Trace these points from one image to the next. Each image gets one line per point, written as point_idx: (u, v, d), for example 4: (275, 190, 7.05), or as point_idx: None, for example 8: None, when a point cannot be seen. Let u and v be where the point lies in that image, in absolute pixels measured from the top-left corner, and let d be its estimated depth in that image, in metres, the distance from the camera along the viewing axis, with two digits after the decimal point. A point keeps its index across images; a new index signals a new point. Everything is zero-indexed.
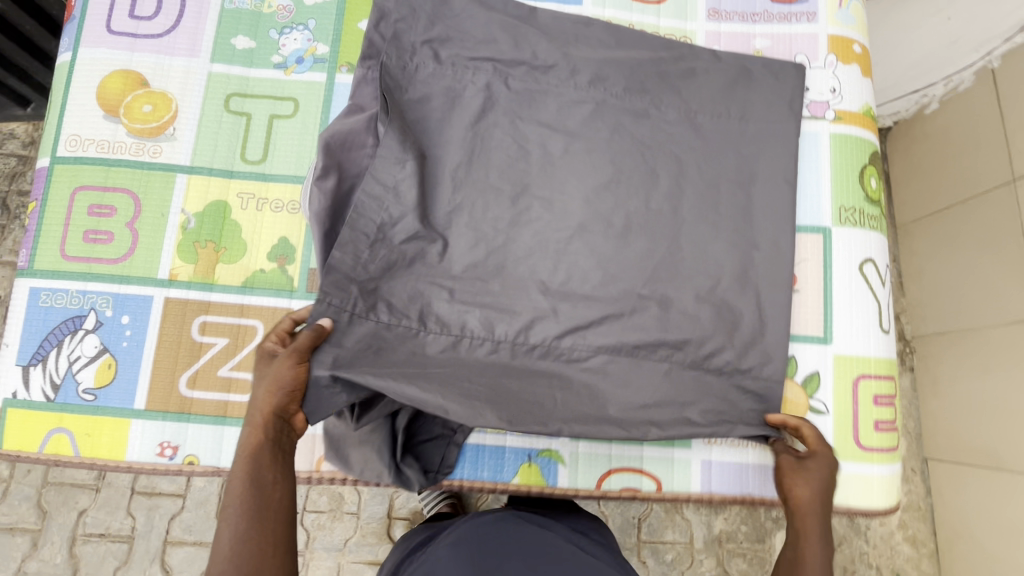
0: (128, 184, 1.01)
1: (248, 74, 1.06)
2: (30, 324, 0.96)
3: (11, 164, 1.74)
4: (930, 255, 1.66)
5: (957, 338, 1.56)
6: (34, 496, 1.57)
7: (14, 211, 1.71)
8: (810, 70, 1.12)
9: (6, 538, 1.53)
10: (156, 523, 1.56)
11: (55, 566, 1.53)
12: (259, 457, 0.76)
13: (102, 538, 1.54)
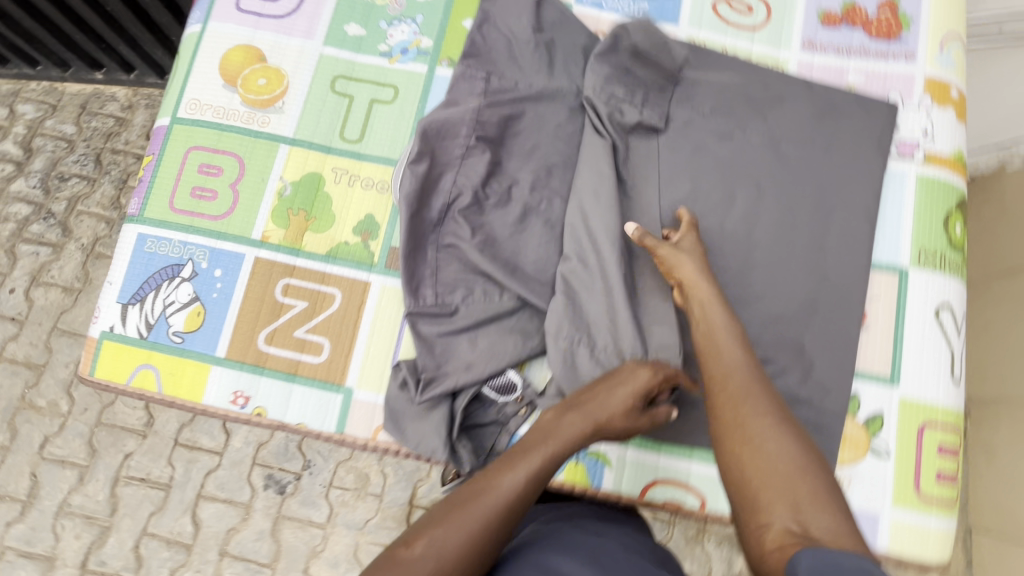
0: (236, 148, 1.08)
1: (355, 59, 1.13)
2: (135, 266, 1.04)
3: (110, 124, 1.91)
4: (992, 316, 1.59)
5: (1014, 405, 1.50)
6: (87, 433, 1.63)
7: (106, 166, 1.86)
8: (903, 109, 1.11)
9: (57, 468, 1.60)
10: (193, 476, 1.60)
11: (97, 502, 1.58)
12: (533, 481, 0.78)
13: (142, 483, 1.59)
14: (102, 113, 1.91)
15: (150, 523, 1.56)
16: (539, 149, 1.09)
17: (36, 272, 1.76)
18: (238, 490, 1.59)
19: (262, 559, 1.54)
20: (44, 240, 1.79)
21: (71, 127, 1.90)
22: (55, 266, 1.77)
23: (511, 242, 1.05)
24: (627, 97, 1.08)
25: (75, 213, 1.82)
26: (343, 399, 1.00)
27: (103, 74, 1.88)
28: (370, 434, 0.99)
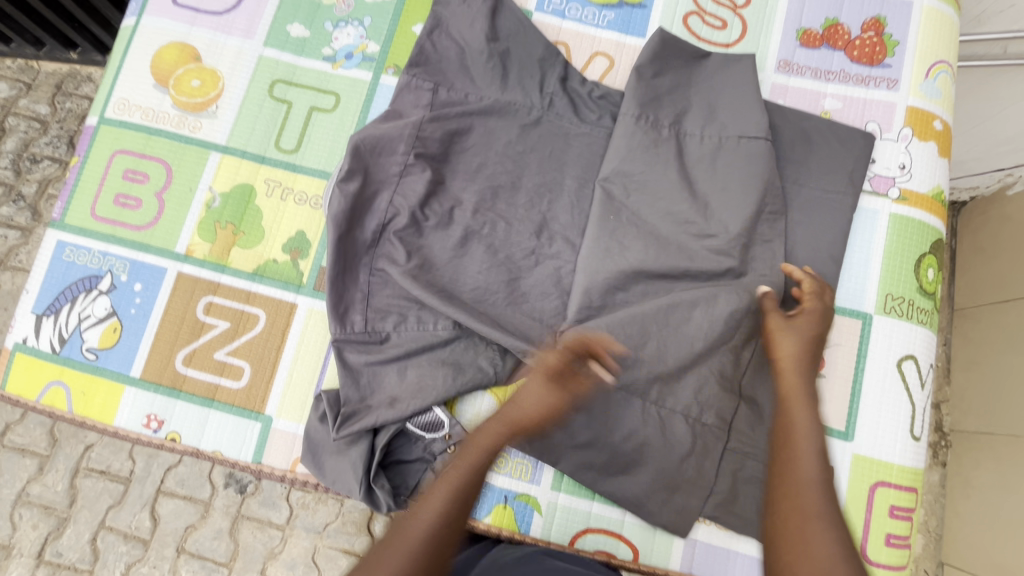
0: (164, 154, 1.02)
1: (297, 62, 1.06)
2: (52, 275, 0.99)
3: (84, 105, 1.84)
4: (981, 342, 1.53)
5: (1000, 443, 1.42)
6: (48, 422, 1.59)
7: None
8: (880, 141, 1.03)
9: (17, 457, 1.54)
10: (155, 470, 1.54)
11: (56, 493, 1.53)
12: (459, 500, 0.78)
13: (102, 475, 1.54)
14: (77, 94, 1.84)
15: (108, 517, 1.51)
16: (486, 168, 1.02)
17: (3, 257, 1.71)
18: (199, 487, 1.54)
19: (218, 558, 1.49)
20: (13, 224, 1.73)
21: (45, 108, 1.83)
22: (22, 251, 1.72)
23: (449, 268, 0.98)
24: (601, 136, 1.04)
25: (46, 196, 1.76)
26: (262, 427, 0.94)
27: (77, 54, 1.80)
28: (290, 464, 0.94)
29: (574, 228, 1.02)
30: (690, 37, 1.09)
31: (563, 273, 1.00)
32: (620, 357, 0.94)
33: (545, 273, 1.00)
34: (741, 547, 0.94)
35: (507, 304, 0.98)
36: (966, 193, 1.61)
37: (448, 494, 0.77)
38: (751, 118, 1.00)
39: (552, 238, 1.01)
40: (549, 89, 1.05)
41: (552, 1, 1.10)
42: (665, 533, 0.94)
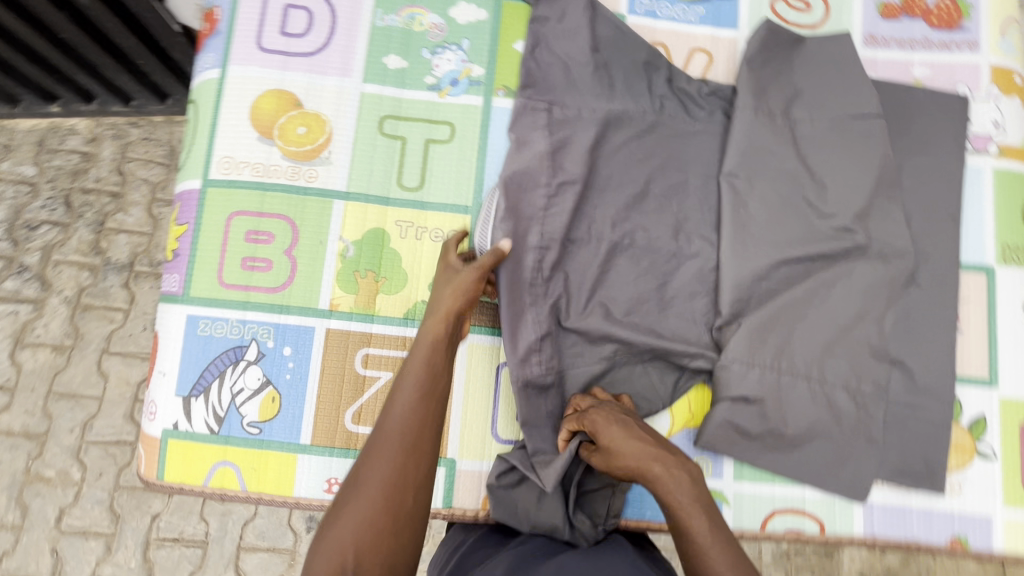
0: (284, 209, 0.98)
1: (401, 95, 1.03)
2: (190, 353, 0.94)
3: (73, 161, 1.68)
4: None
5: None
6: (106, 499, 1.50)
7: (78, 209, 1.64)
8: (973, 101, 1.09)
9: (80, 541, 1.47)
10: (230, 528, 1.49)
11: (129, 570, 1.46)
12: (421, 403, 0.78)
13: (176, 543, 1.47)
14: (63, 149, 1.68)
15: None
16: (613, 179, 1.02)
17: (18, 334, 1.57)
18: (280, 536, 1.50)
19: None
20: (21, 297, 1.59)
21: (31, 169, 1.66)
22: (39, 325, 1.58)
23: (598, 284, 0.99)
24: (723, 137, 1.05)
25: (53, 263, 1.62)
26: (447, 471, 0.94)
27: (59, 106, 1.64)
28: (480, 504, 0.94)
29: (706, 226, 1.04)
30: (779, 22, 1.11)
31: (706, 271, 1.02)
32: (783, 344, 0.97)
33: (688, 275, 1.02)
34: (914, 501, 1.00)
35: (659, 311, 1.00)
36: None
37: (419, 398, 0.78)
38: (858, 97, 1.03)
39: (689, 239, 1.03)
40: (658, 92, 1.05)
41: (643, 3, 1.10)
42: (844, 502, 0.99)
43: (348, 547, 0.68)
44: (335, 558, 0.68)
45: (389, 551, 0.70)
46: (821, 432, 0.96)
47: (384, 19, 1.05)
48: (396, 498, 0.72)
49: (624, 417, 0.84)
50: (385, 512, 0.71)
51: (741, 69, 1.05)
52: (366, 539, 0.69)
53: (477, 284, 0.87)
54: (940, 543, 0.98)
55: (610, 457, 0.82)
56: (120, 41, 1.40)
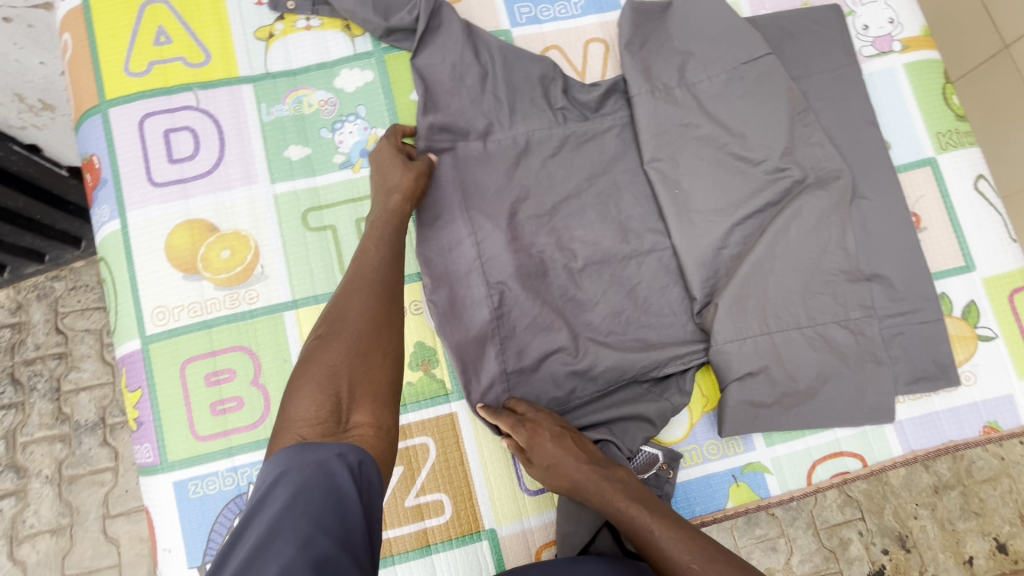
0: (236, 339, 0.92)
1: (315, 184, 0.98)
2: (190, 520, 0.88)
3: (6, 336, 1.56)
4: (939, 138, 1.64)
5: None
6: None
7: (29, 383, 1.53)
8: (863, 7, 1.10)
9: None
10: None
11: None
12: (391, 265, 0.81)
13: None
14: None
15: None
16: (546, 206, 0.99)
17: (11, 531, 1.46)
18: None
19: None
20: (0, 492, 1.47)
21: None
22: (28, 514, 1.47)
23: (568, 308, 0.96)
24: (644, 115, 1.01)
25: (20, 447, 1.50)
26: (490, 543, 0.90)
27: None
28: (533, 561, 0.90)
29: (650, 217, 1.02)
30: None
31: (668, 260, 1.01)
32: (766, 301, 0.96)
33: (652, 270, 1.00)
34: (939, 405, 1.00)
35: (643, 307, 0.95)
36: None
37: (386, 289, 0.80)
38: (747, 39, 1.03)
39: (640, 235, 1.01)
40: (558, 104, 1.02)
41: (523, 13, 1.07)
42: (875, 430, 0.99)
43: (341, 376, 0.68)
44: (330, 387, 0.67)
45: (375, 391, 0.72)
46: (830, 373, 0.96)
47: (272, 112, 0.99)
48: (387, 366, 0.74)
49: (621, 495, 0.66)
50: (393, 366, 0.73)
51: (623, 57, 1.03)
52: (361, 372, 0.69)
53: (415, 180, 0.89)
54: (976, 436, 0.99)
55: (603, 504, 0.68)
56: (11, 203, 1.30)
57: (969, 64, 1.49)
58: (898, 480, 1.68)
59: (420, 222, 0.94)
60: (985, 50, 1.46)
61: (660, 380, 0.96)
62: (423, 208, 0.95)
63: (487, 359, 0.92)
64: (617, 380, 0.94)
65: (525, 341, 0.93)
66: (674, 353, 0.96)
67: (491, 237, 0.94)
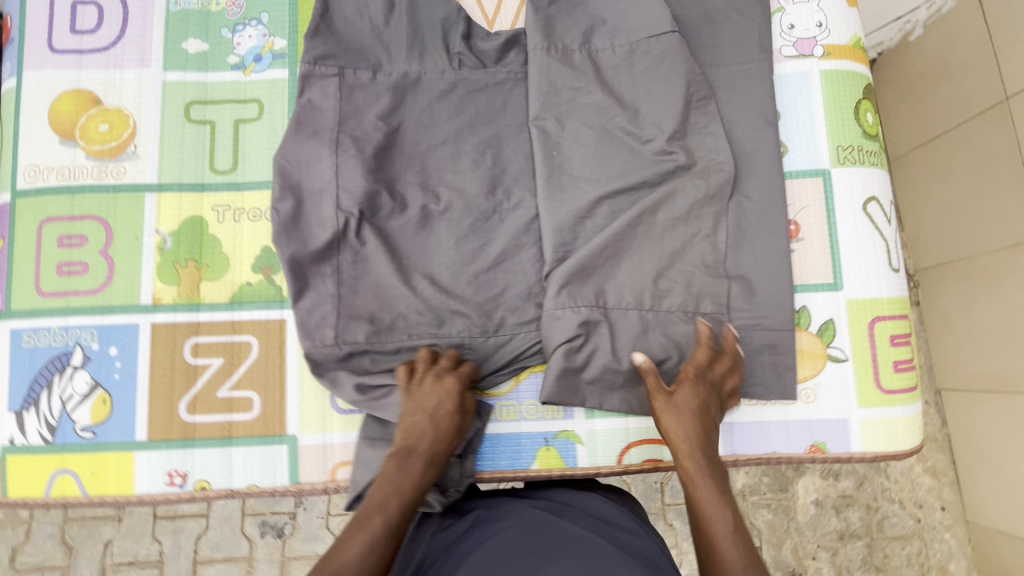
0: (96, 209, 0.96)
1: (205, 79, 1.01)
2: (17, 367, 0.92)
3: None
4: (924, 188, 1.57)
5: (958, 270, 1.49)
6: (57, 533, 1.46)
7: None
8: (793, 5, 1.07)
9: None
10: (184, 544, 1.46)
11: None
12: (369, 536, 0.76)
13: (131, 567, 1.44)
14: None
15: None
16: (422, 144, 1.00)
17: None
18: (235, 546, 1.47)
19: None
20: None
21: None
22: None
23: (418, 245, 0.98)
24: (535, 72, 1.01)
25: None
26: (290, 448, 0.93)
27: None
28: (328, 475, 0.93)
29: (525, 174, 1.02)
30: None
31: (530, 219, 1.01)
32: (612, 275, 0.96)
33: (513, 227, 1.00)
34: (772, 415, 0.99)
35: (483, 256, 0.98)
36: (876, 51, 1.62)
37: (421, 472, 0.84)
38: (656, 15, 1.01)
39: (508, 191, 1.01)
40: (455, 48, 1.02)
41: None
42: None
43: None
44: None
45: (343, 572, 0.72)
46: (661, 359, 0.95)
47: (180, 4, 1.02)
48: (365, 551, 0.75)
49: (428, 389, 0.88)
50: (379, 556, 0.76)
51: (528, 11, 1.02)
52: None
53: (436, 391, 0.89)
54: (800, 453, 0.98)
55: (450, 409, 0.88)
56: None
57: (970, 112, 1.41)
58: (806, 519, 1.53)
59: (288, 132, 0.96)
60: (988, 100, 1.37)
61: (492, 352, 0.96)
62: (296, 120, 0.97)
63: (322, 274, 0.94)
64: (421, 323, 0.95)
65: (364, 267, 0.95)
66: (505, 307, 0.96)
67: (351, 159, 0.95)
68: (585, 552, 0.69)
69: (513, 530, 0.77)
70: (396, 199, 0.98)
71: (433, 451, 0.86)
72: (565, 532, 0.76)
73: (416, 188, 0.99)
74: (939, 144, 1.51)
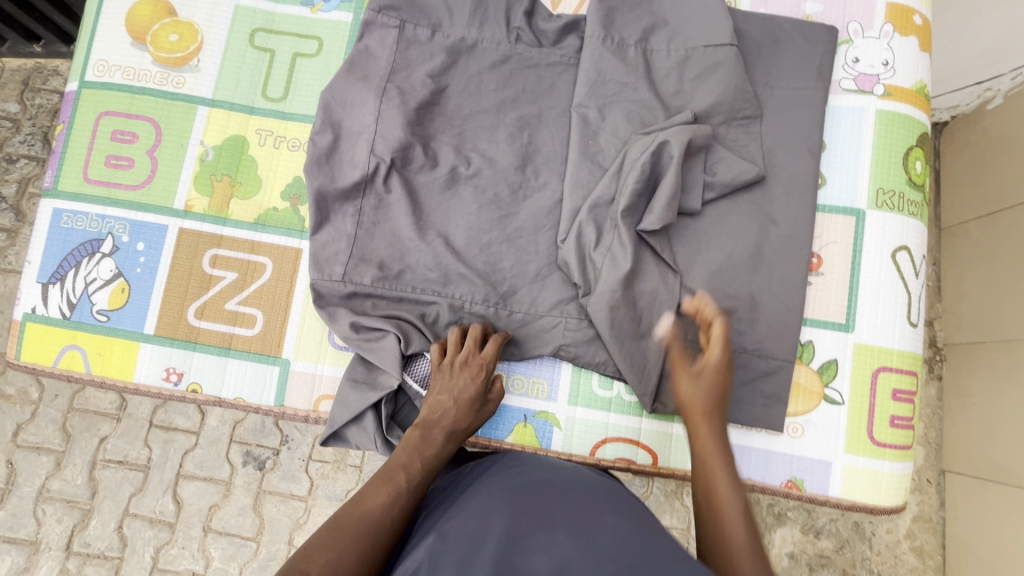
0: (151, 112, 1.01)
1: (275, 10, 1.05)
2: (52, 242, 0.98)
3: (55, 100, 1.69)
4: (972, 262, 1.49)
5: (986, 351, 1.42)
6: (60, 419, 1.54)
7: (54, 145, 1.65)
8: (862, 39, 1.05)
9: (33, 456, 1.51)
10: (171, 456, 1.52)
11: (76, 487, 1.51)
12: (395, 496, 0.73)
13: (120, 464, 1.51)
14: (46, 89, 1.69)
15: (131, 504, 1.50)
16: (464, 110, 1.02)
17: None
18: (218, 468, 1.52)
19: (245, 533, 1.49)
20: None
21: (14, 107, 1.67)
22: (11, 252, 1.61)
23: (440, 205, 1.00)
24: (588, 59, 1.02)
25: (28, 196, 1.64)
26: (281, 371, 0.97)
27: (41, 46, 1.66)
28: (312, 405, 0.97)
29: (557, 157, 1.03)
30: None
31: (554, 203, 1.01)
32: None
33: (535, 207, 1.01)
34: (754, 442, 0.98)
35: (498, 228, 0.99)
36: (947, 114, 1.56)
37: (443, 443, 0.82)
38: (718, 25, 1.01)
39: (537, 171, 1.02)
40: (515, 23, 1.04)
41: None
42: (679, 436, 0.99)
43: None
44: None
45: (367, 522, 0.69)
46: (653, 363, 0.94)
47: None
48: (388, 506, 0.72)
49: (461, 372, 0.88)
50: (402, 513, 0.72)
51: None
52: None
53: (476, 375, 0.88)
54: (775, 485, 0.96)
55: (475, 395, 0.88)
56: None
57: None
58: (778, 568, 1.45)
59: (340, 71, 0.99)
60: None
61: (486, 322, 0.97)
62: (349, 62, 1.00)
63: (344, 213, 0.97)
64: (427, 278, 0.97)
65: (383, 214, 0.98)
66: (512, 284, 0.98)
67: (393, 109, 0.98)
68: (597, 511, 0.62)
69: (504, 477, 0.70)
70: (428, 156, 1.00)
71: (455, 424, 0.85)
72: (562, 480, 0.69)
73: (449, 150, 1.01)
74: (996, 220, 1.43)
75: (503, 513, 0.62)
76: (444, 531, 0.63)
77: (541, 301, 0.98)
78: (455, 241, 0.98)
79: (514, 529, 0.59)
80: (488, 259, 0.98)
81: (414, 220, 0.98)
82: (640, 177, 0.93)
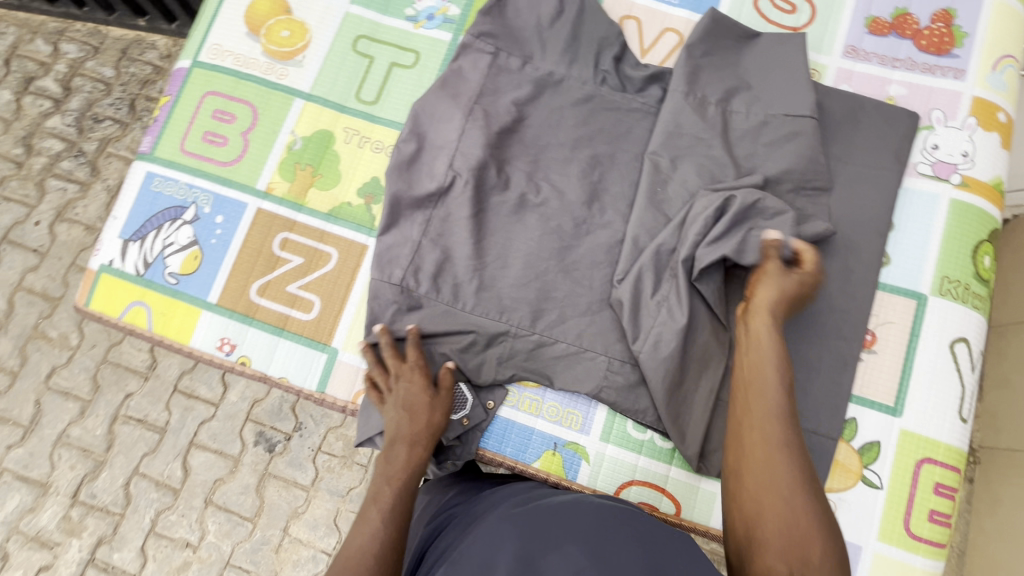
0: (252, 97, 1.08)
1: (380, 21, 1.12)
2: (139, 203, 1.04)
3: (147, 71, 1.81)
4: (1019, 365, 1.44)
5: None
6: (92, 368, 1.60)
7: (140, 112, 1.76)
8: (944, 127, 1.05)
9: (60, 400, 1.57)
10: (188, 423, 1.56)
11: (95, 437, 1.55)
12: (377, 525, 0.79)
13: (140, 423, 1.55)
14: (141, 60, 1.81)
15: (142, 464, 1.53)
16: (541, 140, 1.06)
17: (60, 208, 1.69)
18: (229, 442, 1.55)
19: (245, 512, 1.50)
20: (72, 177, 1.71)
21: (110, 71, 1.80)
22: (79, 205, 1.70)
23: (503, 226, 1.02)
24: (668, 109, 1.04)
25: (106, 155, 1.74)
26: (328, 358, 1.00)
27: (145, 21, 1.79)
28: (351, 397, 0.99)
29: (623, 197, 1.05)
30: (759, 19, 1.13)
31: (614, 242, 1.02)
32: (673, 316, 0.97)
33: (596, 243, 1.02)
34: None
35: (556, 257, 1.01)
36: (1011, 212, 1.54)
37: (406, 456, 0.88)
38: (801, 96, 1.03)
39: (603, 209, 1.04)
40: (603, 66, 1.08)
41: None
42: (707, 492, 0.97)
43: None
44: None
45: (355, 563, 0.74)
46: (693, 413, 0.94)
47: None
48: (370, 544, 0.77)
49: (411, 383, 0.93)
50: (388, 537, 0.78)
51: (680, 54, 1.07)
52: None
53: (415, 382, 0.93)
54: None
55: (427, 401, 0.92)
56: None
57: None
58: None
59: (432, 87, 1.05)
60: None
61: (531, 349, 0.98)
62: (442, 80, 1.06)
63: (413, 219, 1.01)
64: (481, 294, 0.99)
65: (448, 227, 1.01)
66: (562, 316, 0.99)
67: (476, 130, 1.02)
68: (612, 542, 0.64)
69: (520, 510, 0.71)
70: (499, 177, 1.03)
71: (420, 435, 0.90)
72: (579, 515, 0.71)
73: (519, 175, 1.04)
74: None
75: (521, 538, 0.64)
76: (462, 561, 0.64)
77: (586, 334, 0.98)
78: (513, 263, 1.01)
79: (531, 555, 0.61)
80: (543, 284, 1.00)
81: (478, 237, 1.01)
82: (705, 231, 0.94)
